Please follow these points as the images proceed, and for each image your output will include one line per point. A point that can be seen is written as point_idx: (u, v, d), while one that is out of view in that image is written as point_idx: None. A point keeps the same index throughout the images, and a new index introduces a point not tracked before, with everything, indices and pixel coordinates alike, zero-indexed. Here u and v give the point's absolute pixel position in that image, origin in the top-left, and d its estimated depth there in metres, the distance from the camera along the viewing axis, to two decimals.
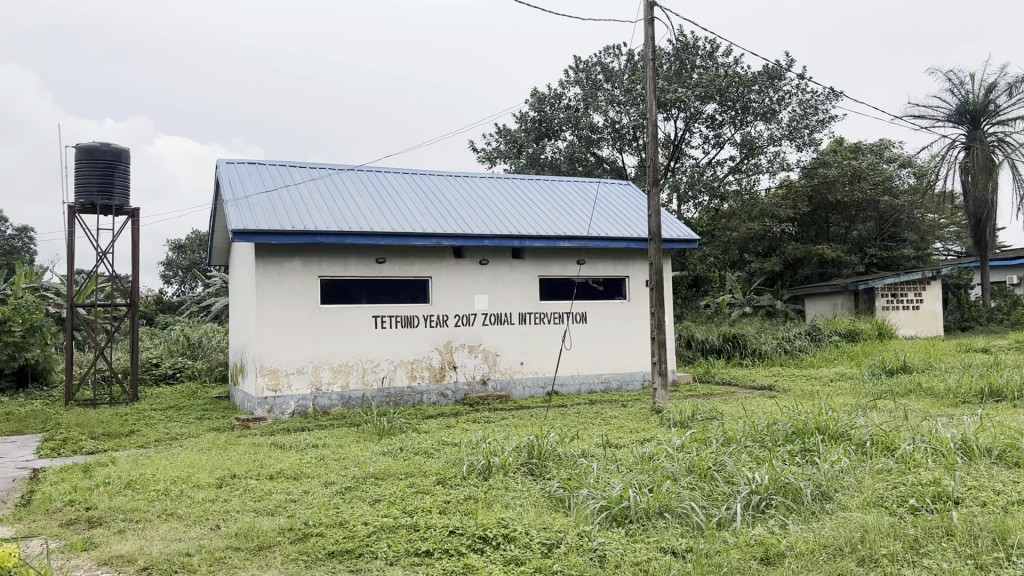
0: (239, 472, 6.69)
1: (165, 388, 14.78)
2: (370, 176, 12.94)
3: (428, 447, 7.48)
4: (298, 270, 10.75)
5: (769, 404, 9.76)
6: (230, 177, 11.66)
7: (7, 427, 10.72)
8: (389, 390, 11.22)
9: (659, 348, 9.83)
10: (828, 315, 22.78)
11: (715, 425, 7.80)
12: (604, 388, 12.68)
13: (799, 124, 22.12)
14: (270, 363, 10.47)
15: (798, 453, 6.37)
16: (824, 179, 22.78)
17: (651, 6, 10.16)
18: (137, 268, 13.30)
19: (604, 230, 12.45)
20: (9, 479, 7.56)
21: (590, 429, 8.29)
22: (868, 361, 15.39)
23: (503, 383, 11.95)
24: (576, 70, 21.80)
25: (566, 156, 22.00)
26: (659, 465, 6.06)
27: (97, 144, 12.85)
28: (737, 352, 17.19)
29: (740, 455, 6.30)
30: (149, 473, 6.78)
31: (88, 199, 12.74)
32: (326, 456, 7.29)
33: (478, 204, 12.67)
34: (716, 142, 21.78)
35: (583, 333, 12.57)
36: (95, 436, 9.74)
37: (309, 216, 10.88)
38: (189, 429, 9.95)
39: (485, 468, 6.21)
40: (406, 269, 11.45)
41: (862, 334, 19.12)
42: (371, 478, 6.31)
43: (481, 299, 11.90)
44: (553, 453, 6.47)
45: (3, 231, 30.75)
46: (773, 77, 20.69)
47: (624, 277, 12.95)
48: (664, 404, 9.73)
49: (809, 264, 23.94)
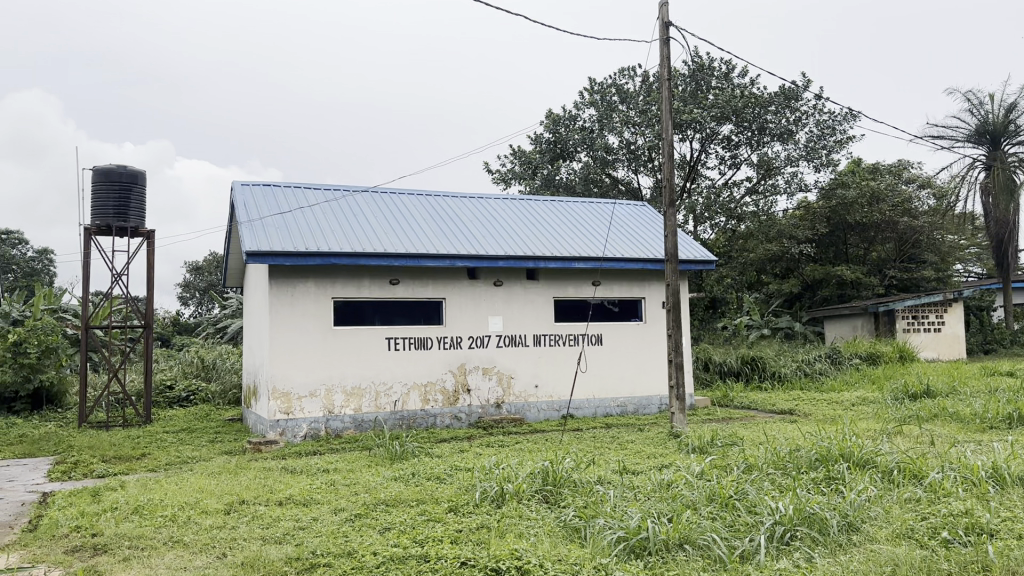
0: (248, 498, 6.56)
1: (179, 410, 14.71)
2: (384, 197, 12.89)
3: (441, 472, 7.35)
4: (312, 292, 10.67)
5: (791, 429, 9.52)
6: (245, 199, 11.64)
7: (20, 449, 10.67)
8: (402, 414, 11.08)
9: (677, 371, 9.65)
10: (847, 337, 22.44)
11: (735, 452, 7.60)
12: (620, 412, 12.47)
13: (816, 145, 21.95)
14: (283, 386, 10.37)
15: (822, 481, 6.17)
16: (843, 201, 22.55)
17: (667, 26, 10.09)
18: (152, 290, 13.30)
19: (620, 251, 12.31)
20: (17, 503, 7.47)
21: (606, 454, 8.11)
22: (891, 385, 15.09)
23: (517, 406, 11.78)
24: (591, 92, 21.76)
25: (581, 177, 21.91)
26: (679, 493, 5.87)
27: (114, 166, 12.92)
28: (755, 374, 16.93)
29: (763, 484, 6.10)
30: (157, 498, 6.67)
31: (104, 220, 12.78)
32: (336, 482, 7.16)
33: (493, 225, 12.58)
34: (732, 163, 21.63)
35: (598, 356, 12.40)
36: (106, 459, 9.66)
37: (323, 237, 10.81)
38: (201, 452, 9.85)
39: (498, 495, 6.05)
40: (420, 290, 11.35)
41: (883, 357, 18.80)
42: (382, 505, 6.15)
43: (495, 321, 11.77)
44: (569, 479, 6.30)
45: (24, 253, 31.06)
46: (789, 98, 20.58)
47: (640, 298, 12.78)
48: (681, 428, 9.53)
49: (828, 286, 23.66)
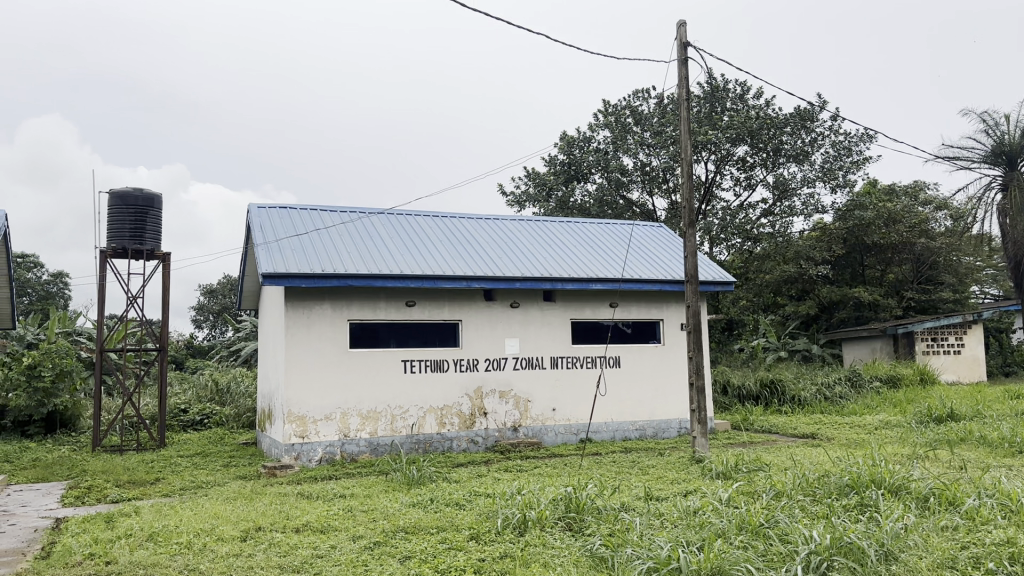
0: (264, 524, 6.42)
1: (193, 434, 14.61)
2: (400, 219, 12.83)
3: (460, 497, 7.20)
4: (328, 314, 10.59)
5: (816, 454, 9.29)
6: (261, 221, 11.61)
7: (33, 473, 10.58)
8: (418, 437, 10.94)
9: (699, 394, 9.47)
10: (866, 359, 22.14)
11: (761, 477, 7.41)
12: (639, 435, 12.26)
13: (832, 166, 21.82)
14: (299, 409, 10.26)
15: (854, 508, 5.98)
16: (860, 222, 22.36)
17: (686, 46, 10.03)
18: (166, 313, 13.25)
19: (638, 272, 12.18)
20: (31, 528, 7.37)
21: (628, 479, 7.93)
22: (913, 408, 14.81)
23: (535, 429, 11.61)
24: (605, 114, 21.75)
25: (595, 199, 21.83)
26: (708, 521, 5.70)
27: (130, 189, 12.94)
28: (775, 398, 16.68)
29: (794, 511, 5.91)
30: (172, 525, 6.53)
31: (119, 244, 12.78)
32: (353, 508, 7.01)
33: (509, 246, 12.48)
34: (747, 184, 21.51)
35: (617, 378, 12.23)
36: (120, 483, 9.55)
37: (340, 259, 10.75)
38: (215, 477, 9.73)
39: (521, 522, 5.90)
40: (436, 312, 11.25)
41: (904, 380, 18.53)
42: (402, 533, 6.01)
43: (512, 343, 11.64)
44: (592, 506, 6.13)
45: (39, 277, 31.22)
46: (805, 119, 20.50)
47: (658, 320, 12.62)
48: (704, 452, 9.34)
49: (845, 308, 23.41)
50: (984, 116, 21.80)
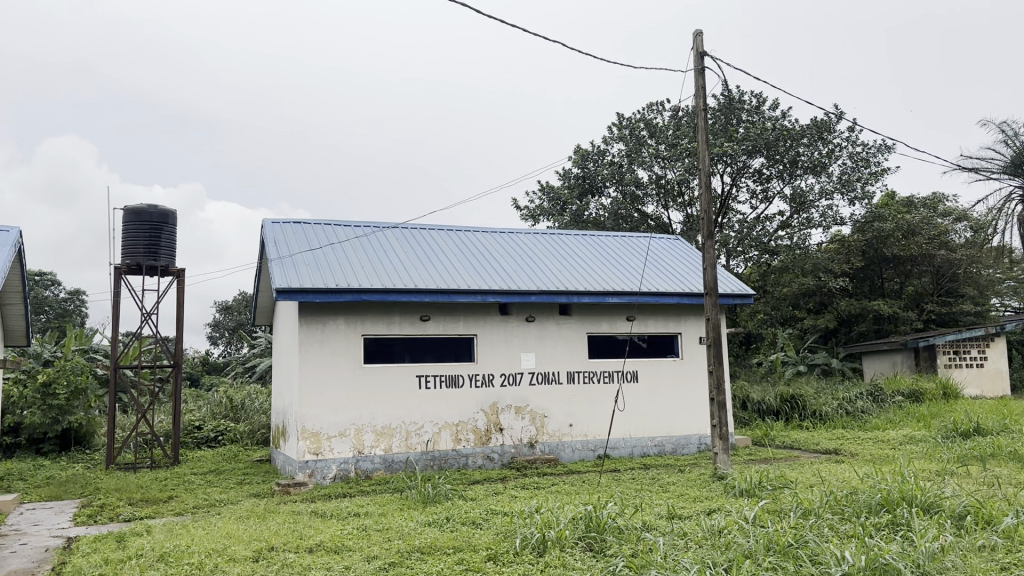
0: (277, 544, 6.27)
1: (207, 451, 14.52)
2: (414, 233, 12.74)
3: (476, 515, 7.03)
4: (342, 329, 10.48)
5: (843, 470, 9.04)
6: (275, 236, 11.55)
7: (47, 491, 10.50)
8: (433, 454, 10.78)
9: (719, 410, 9.26)
10: (887, 373, 21.78)
11: (788, 495, 7.19)
12: (657, 451, 12.03)
13: (851, 177, 21.59)
14: (313, 425, 10.14)
15: (886, 527, 5.78)
16: (879, 234, 22.11)
17: (702, 56, 9.91)
18: (181, 329, 13.19)
19: (655, 285, 12.01)
20: (42, 548, 7.27)
21: (648, 497, 7.73)
22: (937, 422, 14.49)
23: (551, 445, 11.42)
24: (620, 127, 21.64)
25: (610, 213, 21.67)
26: (734, 542, 5.50)
27: (144, 206, 12.92)
28: (796, 413, 16.40)
29: (823, 530, 5.70)
30: (184, 545, 6.39)
31: (134, 260, 12.75)
32: (368, 527, 6.86)
33: (524, 260, 12.36)
34: (764, 196, 21.31)
35: (635, 393, 12.03)
36: (133, 501, 9.45)
37: (354, 273, 10.66)
38: (229, 495, 9.60)
39: (540, 543, 5.72)
40: (451, 327, 11.12)
41: (926, 394, 18.20)
42: (417, 553, 5.84)
43: (528, 357, 11.48)
44: (613, 525, 5.95)
45: (56, 295, 31.39)
46: (822, 130, 20.31)
47: (676, 334, 12.42)
48: (726, 469, 9.12)
49: (865, 321, 23.11)
50: (1003, 126, 21.52)
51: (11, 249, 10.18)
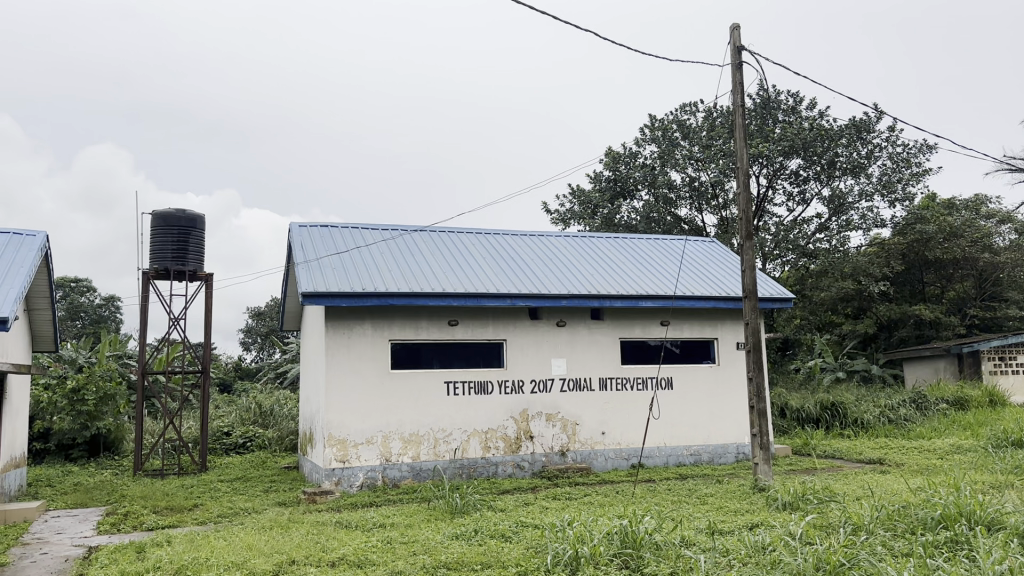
0: (298, 557, 6.04)
1: (235, 458, 14.40)
2: (442, 237, 12.51)
3: (505, 528, 6.75)
4: (368, 335, 10.26)
5: (891, 482, 8.60)
6: (303, 240, 11.38)
7: (73, 498, 10.41)
8: (462, 462, 10.50)
9: (760, 418, 8.88)
10: (930, 381, 21.08)
11: (835, 509, 6.79)
12: (694, 461, 11.64)
13: (891, 178, 21.00)
14: (339, 433, 9.92)
15: (945, 546, 5.38)
16: (920, 236, 21.44)
17: (739, 50, 9.54)
18: (209, 334, 13.09)
19: (691, 289, 11.64)
20: (61, 558, 7.11)
21: (686, 510, 7.36)
22: (986, 432, 13.88)
23: (583, 454, 11.09)
24: (652, 128, 21.23)
25: (642, 216, 21.29)
26: (781, 561, 5.16)
27: (173, 210, 12.86)
28: (836, 421, 15.88)
29: (876, 548, 5.32)
30: (203, 558, 6.17)
31: (162, 265, 12.69)
32: (393, 539, 6.60)
33: (556, 263, 12.06)
34: (801, 198, 20.79)
35: (670, 401, 11.65)
36: (157, 509, 9.30)
37: (380, 277, 10.44)
38: (255, 503, 9.41)
39: (573, 559, 5.41)
40: (480, 332, 10.85)
41: (972, 401, 17.49)
42: (443, 569, 5.57)
43: (559, 363, 11.17)
44: (651, 541, 5.62)
45: (92, 301, 31.73)
46: (861, 130, 19.78)
47: (712, 339, 12.02)
48: (767, 480, 8.75)
49: (905, 326, 22.45)
50: None
51: (37, 254, 10.13)
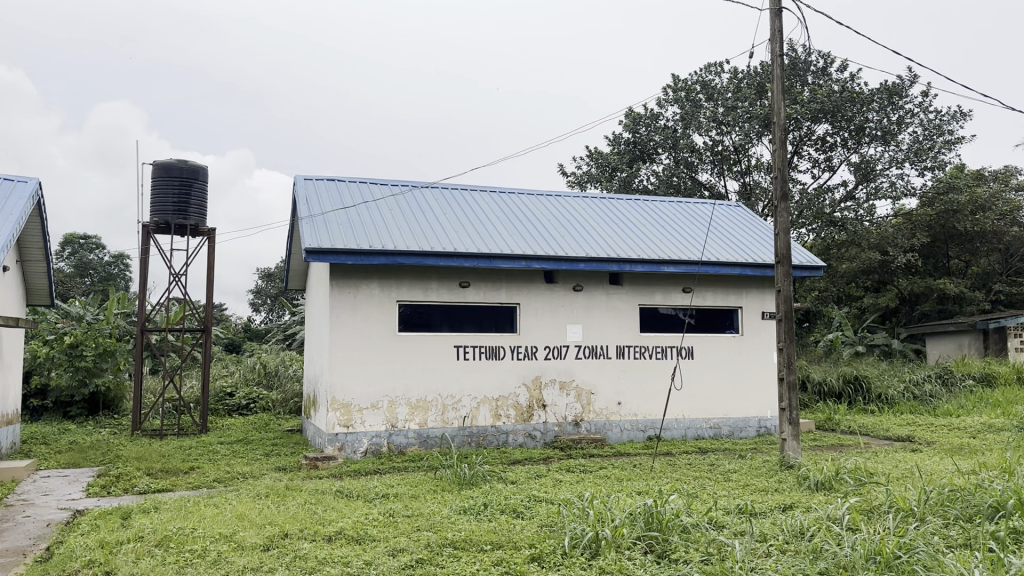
0: (291, 530, 5.56)
1: (237, 419, 14.00)
2: (453, 194, 11.89)
3: (517, 503, 6.25)
4: (375, 295, 9.72)
5: (928, 462, 8.05)
6: (308, 194, 10.80)
7: (66, 458, 10.00)
8: (471, 430, 10.02)
9: (790, 391, 8.33)
10: (953, 356, 20.37)
11: (876, 491, 6.23)
12: (713, 434, 11.12)
13: (923, 145, 20.16)
14: (343, 396, 9.45)
15: (1010, 539, 4.79)
16: (949, 206, 20.49)
17: None
18: (211, 291, 12.60)
19: (716, 254, 11.02)
20: (43, 523, 6.64)
21: (710, 487, 6.87)
22: (1016, 411, 13.30)
23: (598, 424, 10.59)
24: (674, 89, 20.42)
25: (661, 180, 20.59)
26: (826, 551, 4.64)
27: (174, 160, 12.30)
28: (859, 396, 15.31)
29: (931, 538, 4.76)
30: (188, 528, 5.69)
31: (162, 218, 12.16)
32: (397, 512, 6.12)
33: (574, 225, 11.45)
34: (826, 166, 20.02)
35: (691, 370, 11.11)
36: (152, 472, 8.87)
37: (388, 234, 9.87)
38: (253, 467, 8.98)
39: (593, 542, 4.91)
40: (493, 295, 10.29)
41: (1000, 378, 16.86)
42: (449, 549, 5.06)
43: (575, 329, 10.62)
44: (679, 524, 5.11)
45: (100, 258, 31.29)
46: (893, 94, 18.99)
47: (736, 308, 11.40)
48: (796, 458, 8.21)
49: (928, 300, 21.81)
50: None
51: (27, 200, 9.57)
